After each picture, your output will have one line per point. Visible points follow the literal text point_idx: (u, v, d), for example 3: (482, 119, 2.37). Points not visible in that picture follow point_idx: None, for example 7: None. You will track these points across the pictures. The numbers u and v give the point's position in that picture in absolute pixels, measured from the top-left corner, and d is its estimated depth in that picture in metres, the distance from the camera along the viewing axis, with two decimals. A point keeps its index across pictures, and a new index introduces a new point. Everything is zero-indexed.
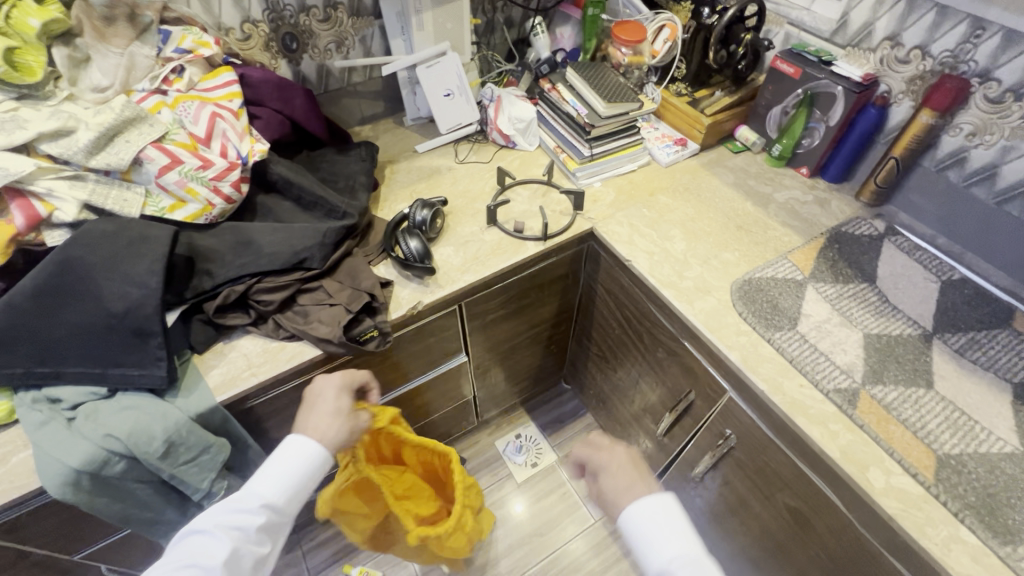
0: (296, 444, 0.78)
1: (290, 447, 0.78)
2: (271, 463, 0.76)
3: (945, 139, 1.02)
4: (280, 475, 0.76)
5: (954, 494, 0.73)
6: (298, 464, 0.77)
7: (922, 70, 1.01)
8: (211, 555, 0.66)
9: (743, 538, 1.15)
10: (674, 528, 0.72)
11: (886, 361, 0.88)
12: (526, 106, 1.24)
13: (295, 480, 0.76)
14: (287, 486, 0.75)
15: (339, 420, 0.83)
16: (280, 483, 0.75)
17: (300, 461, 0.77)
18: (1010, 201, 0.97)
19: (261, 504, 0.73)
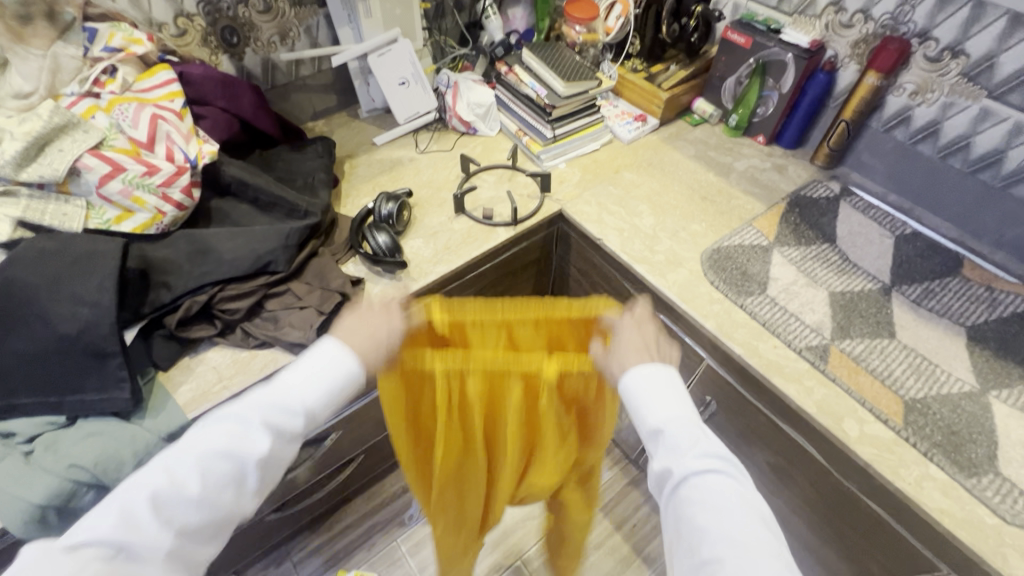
0: (333, 352, 0.64)
1: (327, 351, 0.64)
2: (295, 371, 0.63)
3: (890, 100, 1.06)
4: (321, 379, 0.62)
5: (921, 435, 0.77)
6: (332, 365, 0.63)
7: (866, 34, 1.04)
8: (250, 447, 0.57)
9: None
10: (666, 393, 0.62)
11: (851, 316, 0.91)
12: (484, 90, 1.22)
13: (324, 389, 0.62)
14: (315, 388, 0.62)
15: (389, 337, 0.64)
16: (319, 383, 0.62)
17: (330, 357, 0.63)
18: (952, 155, 1.01)
19: (288, 416, 0.60)
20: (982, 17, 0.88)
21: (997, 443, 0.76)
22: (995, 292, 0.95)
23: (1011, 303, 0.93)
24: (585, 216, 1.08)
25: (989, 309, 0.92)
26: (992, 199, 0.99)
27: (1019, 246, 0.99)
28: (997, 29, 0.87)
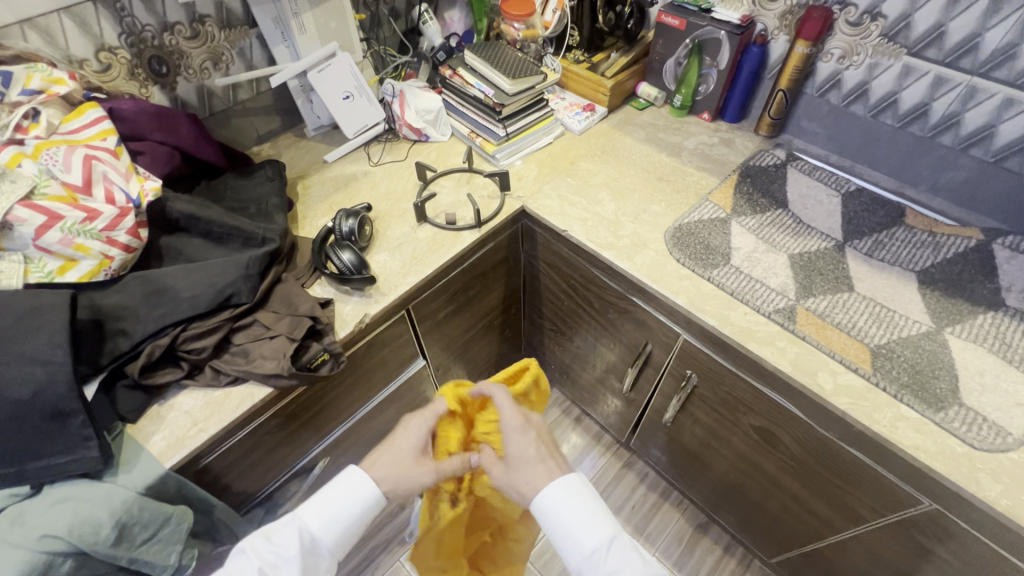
0: (353, 484, 0.74)
1: (352, 475, 0.75)
2: (331, 493, 0.74)
3: (821, 66, 1.10)
4: (329, 506, 0.73)
5: (890, 379, 0.81)
6: (364, 495, 0.74)
7: (790, 5, 1.08)
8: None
9: (719, 467, 1.23)
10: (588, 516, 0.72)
11: (812, 275, 0.95)
12: (431, 96, 1.22)
13: (344, 518, 0.73)
14: (335, 517, 0.73)
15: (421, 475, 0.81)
16: (328, 510, 0.73)
17: (364, 492, 0.74)
18: (882, 112, 1.07)
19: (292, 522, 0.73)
20: None
21: (957, 376, 0.81)
22: (937, 235, 1.00)
23: (952, 244, 0.98)
24: (548, 210, 1.09)
25: (934, 252, 0.98)
26: (924, 149, 1.05)
27: (953, 190, 1.05)
28: None
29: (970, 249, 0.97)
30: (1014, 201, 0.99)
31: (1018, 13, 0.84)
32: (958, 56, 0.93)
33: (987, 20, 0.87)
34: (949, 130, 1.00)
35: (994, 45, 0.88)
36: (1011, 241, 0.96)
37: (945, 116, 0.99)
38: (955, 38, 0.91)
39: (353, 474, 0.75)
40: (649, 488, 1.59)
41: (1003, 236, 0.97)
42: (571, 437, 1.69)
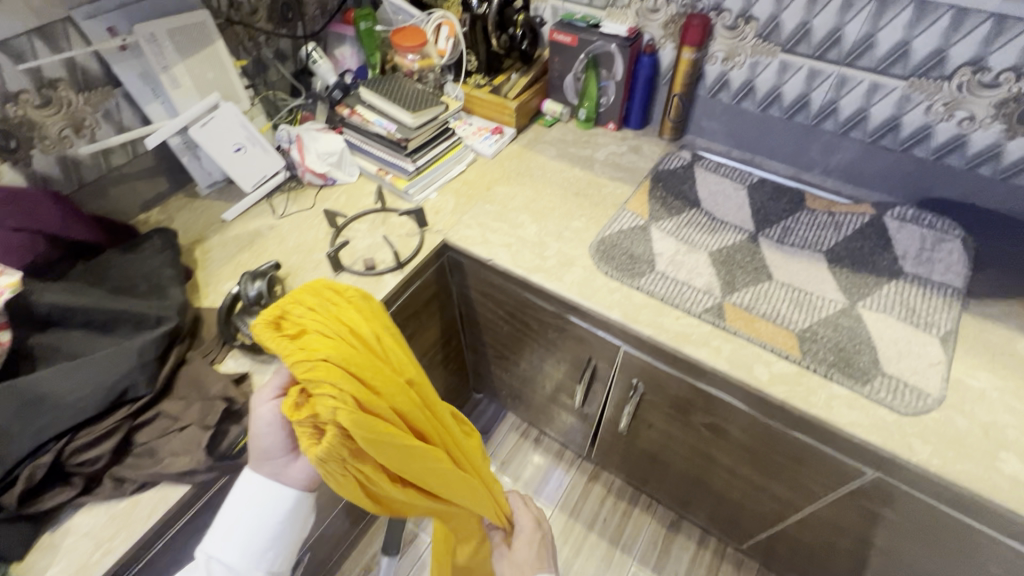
0: (247, 482, 0.67)
1: (245, 477, 0.68)
2: (226, 513, 0.67)
3: (708, 69, 1.15)
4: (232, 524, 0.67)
5: (818, 360, 0.84)
6: (266, 494, 0.67)
7: (671, 14, 1.12)
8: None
9: (678, 463, 1.23)
10: None
11: (733, 270, 0.98)
12: (331, 137, 1.15)
13: (252, 526, 0.66)
14: (241, 532, 0.66)
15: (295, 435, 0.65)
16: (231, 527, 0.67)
17: (263, 491, 0.67)
18: (770, 106, 1.13)
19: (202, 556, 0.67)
20: None
21: (876, 347, 0.85)
22: (836, 215, 1.07)
23: (850, 221, 1.04)
24: (470, 240, 1.06)
25: (836, 232, 1.04)
26: (812, 136, 1.12)
27: (844, 170, 1.13)
28: None
29: (865, 224, 1.03)
30: (897, 174, 1.07)
31: (868, 7, 0.91)
32: (826, 49, 0.99)
33: (844, 15, 0.94)
34: (830, 117, 1.07)
35: (854, 36, 0.95)
36: (899, 211, 1.03)
37: (824, 104, 1.06)
38: (820, 33, 0.98)
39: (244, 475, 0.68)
40: (618, 495, 1.58)
41: (892, 208, 1.04)
42: (534, 459, 1.66)
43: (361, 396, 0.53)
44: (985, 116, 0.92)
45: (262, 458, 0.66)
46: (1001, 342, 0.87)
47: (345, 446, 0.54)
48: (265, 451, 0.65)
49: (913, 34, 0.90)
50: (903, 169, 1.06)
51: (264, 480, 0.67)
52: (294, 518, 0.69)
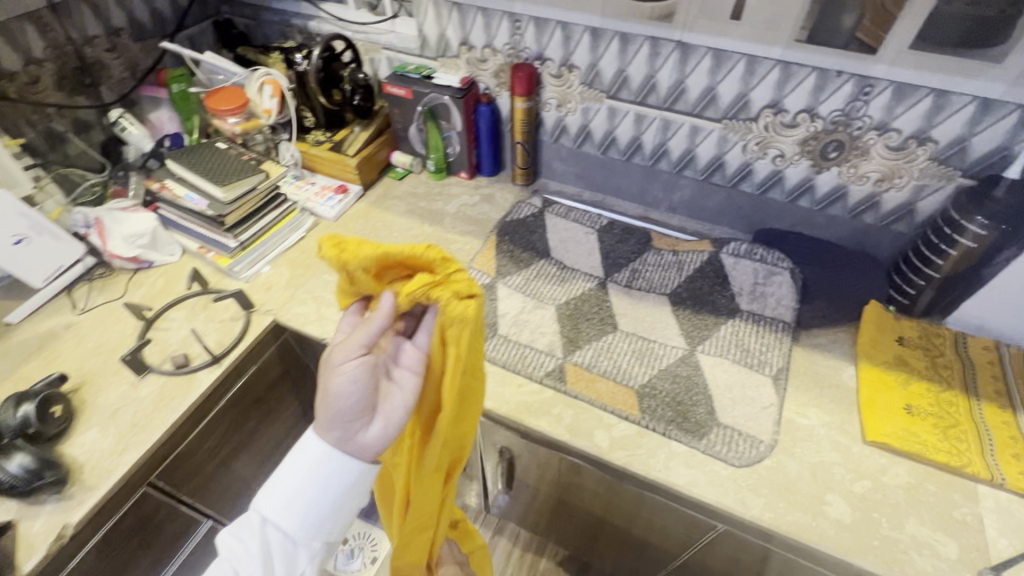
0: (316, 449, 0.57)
1: (309, 439, 0.57)
2: (285, 472, 0.57)
3: (545, 116, 1.14)
4: (285, 491, 0.57)
5: (656, 417, 0.82)
6: (334, 462, 0.57)
7: (500, 64, 1.10)
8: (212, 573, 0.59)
9: (579, 513, 1.08)
10: None
11: (578, 323, 0.96)
12: (139, 218, 1.03)
13: (315, 494, 0.57)
14: (288, 501, 0.57)
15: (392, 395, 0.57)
16: (311, 484, 0.57)
17: (328, 462, 0.57)
18: (609, 148, 1.13)
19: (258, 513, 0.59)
20: (571, 35, 0.98)
21: (712, 396, 0.84)
22: (680, 254, 1.07)
23: (692, 260, 1.05)
24: (304, 318, 0.97)
25: (678, 273, 1.04)
26: (652, 176, 1.12)
27: (686, 207, 1.14)
28: (586, 43, 0.98)
29: (704, 263, 1.04)
30: (731, 209, 1.09)
31: (673, 55, 0.92)
32: (645, 95, 1.00)
33: (653, 63, 0.95)
34: (664, 157, 1.08)
35: (666, 83, 0.96)
36: (734, 247, 1.04)
37: (655, 146, 1.07)
38: (637, 80, 0.99)
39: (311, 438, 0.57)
40: (524, 548, 1.52)
41: (728, 244, 1.05)
42: None
43: (476, 340, 0.60)
44: (792, 153, 0.95)
45: (335, 421, 0.55)
46: (828, 373, 0.89)
47: (471, 364, 0.60)
48: (331, 418, 0.54)
49: (717, 81, 0.92)
50: (735, 204, 1.08)
51: (330, 450, 0.56)
52: (354, 492, 0.59)
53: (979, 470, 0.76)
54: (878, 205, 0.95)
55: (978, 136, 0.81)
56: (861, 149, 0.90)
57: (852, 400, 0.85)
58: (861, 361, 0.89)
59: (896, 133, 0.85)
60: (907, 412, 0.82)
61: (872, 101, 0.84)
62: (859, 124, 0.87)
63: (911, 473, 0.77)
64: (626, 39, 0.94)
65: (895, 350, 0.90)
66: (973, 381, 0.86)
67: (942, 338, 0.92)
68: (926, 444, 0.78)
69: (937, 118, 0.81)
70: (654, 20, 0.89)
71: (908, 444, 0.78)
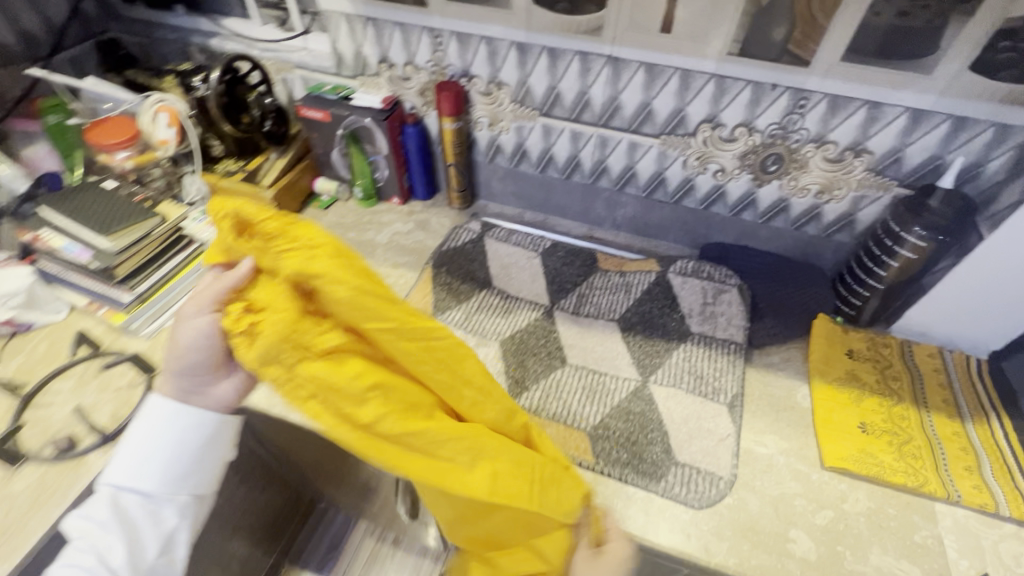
0: (158, 405, 0.53)
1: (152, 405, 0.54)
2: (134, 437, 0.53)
3: (478, 135, 1.07)
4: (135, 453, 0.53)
5: (611, 461, 0.76)
6: (181, 416, 0.53)
7: (424, 82, 1.02)
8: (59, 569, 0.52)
9: None
10: None
11: (524, 360, 0.89)
12: (12, 275, 0.88)
13: (171, 451, 0.53)
14: (138, 464, 0.53)
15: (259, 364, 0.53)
16: (162, 437, 0.53)
17: (180, 417, 0.53)
18: (547, 167, 1.07)
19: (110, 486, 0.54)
20: (497, 50, 0.91)
21: (667, 431, 0.80)
22: (627, 275, 1.02)
23: (640, 281, 1.00)
24: None
25: (627, 296, 0.99)
26: (593, 194, 1.07)
27: (630, 224, 1.10)
28: (514, 58, 0.91)
29: (652, 284, 0.99)
30: (675, 225, 1.06)
31: (605, 70, 0.87)
32: (579, 111, 0.94)
33: (585, 78, 0.89)
34: (604, 175, 1.03)
35: (601, 98, 0.91)
36: (680, 266, 1.00)
37: (594, 163, 1.02)
38: (570, 96, 0.93)
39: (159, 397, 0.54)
40: None
41: (674, 263, 1.01)
42: None
43: (363, 303, 0.43)
44: (733, 168, 0.92)
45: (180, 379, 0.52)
46: (783, 395, 0.86)
47: (340, 362, 0.43)
48: (176, 375, 0.51)
49: (651, 96, 0.87)
50: (679, 219, 1.04)
51: (177, 406, 0.54)
52: (218, 446, 0.56)
53: (935, 488, 0.74)
54: (819, 216, 0.94)
55: (911, 146, 0.80)
56: (800, 162, 0.87)
57: (808, 422, 0.83)
58: (814, 379, 0.87)
59: (833, 145, 0.83)
60: (863, 431, 0.80)
61: (807, 114, 0.81)
62: (797, 136, 0.84)
63: (871, 496, 0.75)
64: (555, 53, 0.88)
65: (847, 364, 0.88)
66: (922, 392, 0.85)
67: (889, 348, 0.91)
68: (883, 464, 0.76)
69: (872, 129, 0.80)
70: (583, 34, 0.84)
71: (866, 467, 0.76)
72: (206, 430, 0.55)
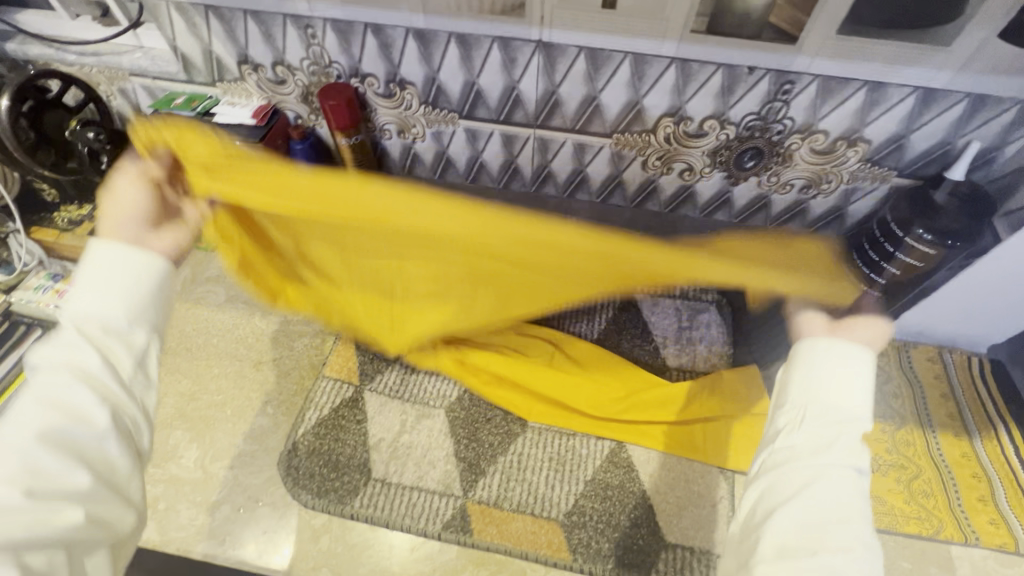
0: (109, 248, 0.45)
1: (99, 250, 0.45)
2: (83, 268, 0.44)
3: (387, 144, 0.85)
4: (102, 283, 0.43)
5: (592, 556, 0.64)
6: (136, 264, 0.45)
7: (305, 85, 0.78)
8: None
9: None
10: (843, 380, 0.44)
11: (476, 428, 0.74)
12: None
13: (124, 290, 0.44)
14: (104, 288, 0.43)
15: (143, 208, 0.48)
16: (116, 281, 0.44)
17: (131, 258, 0.45)
18: (479, 177, 0.87)
19: (75, 322, 0.42)
20: (391, 41, 0.69)
21: (651, 505, 0.68)
22: (589, 300, 0.85)
23: (603, 305, 0.84)
24: None
25: (589, 326, 0.83)
26: None
27: None
28: (415, 50, 0.69)
29: (618, 309, 0.84)
30: None
31: (534, 60, 0.67)
32: (510, 110, 0.74)
33: (511, 70, 0.69)
34: (549, 181, 0.84)
35: (534, 94, 0.71)
36: None
37: (536, 169, 0.82)
38: (494, 93, 0.72)
39: (108, 248, 0.45)
40: None
41: None
42: None
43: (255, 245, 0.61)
44: (703, 166, 0.75)
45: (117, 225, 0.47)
46: None
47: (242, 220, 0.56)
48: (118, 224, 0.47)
49: (598, 88, 0.68)
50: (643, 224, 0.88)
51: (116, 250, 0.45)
52: (162, 296, 0.46)
53: (950, 532, 0.66)
54: (804, 212, 0.79)
55: (917, 132, 0.65)
56: (783, 156, 0.71)
57: None
58: None
59: (823, 135, 0.68)
60: None
61: (792, 101, 0.65)
62: (779, 128, 0.68)
63: (882, 550, 0.66)
64: (467, 41, 0.67)
65: None
66: (925, 409, 0.75)
67: (886, 357, 0.80)
68: (893, 510, 0.67)
69: (872, 114, 0.64)
70: (502, 14, 0.63)
71: (877, 518, 0.67)
72: (164, 279, 0.46)
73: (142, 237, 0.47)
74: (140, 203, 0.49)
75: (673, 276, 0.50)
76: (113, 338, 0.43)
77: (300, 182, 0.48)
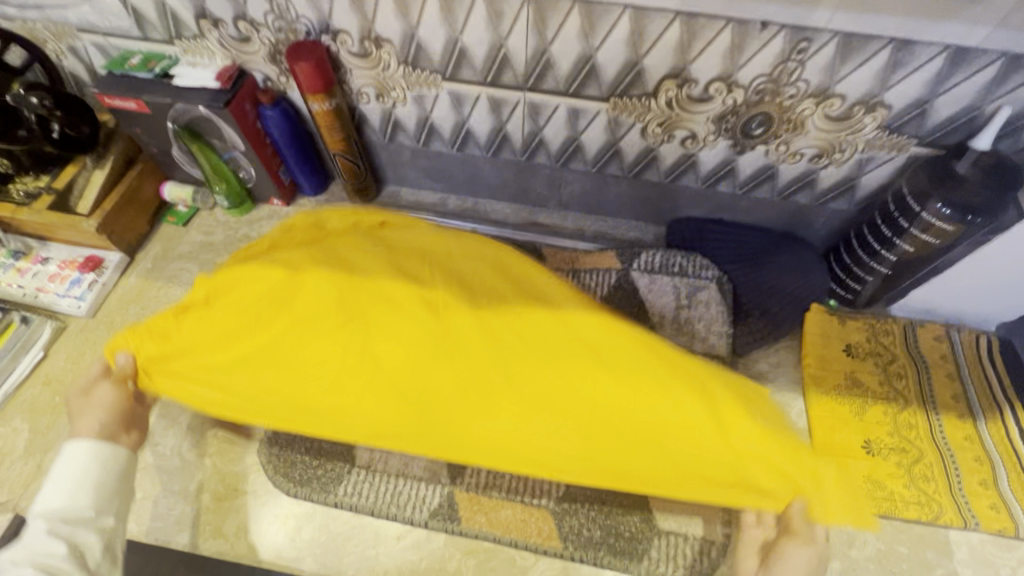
0: (86, 452, 0.51)
1: None
2: None
3: (366, 109, 0.78)
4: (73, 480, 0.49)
5: (584, 544, 0.63)
6: None
7: (271, 43, 0.71)
8: None
9: None
10: None
11: None
12: None
13: None
14: (76, 484, 0.49)
15: (113, 411, 0.55)
16: (86, 477, 0.50)
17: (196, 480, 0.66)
18: (466, 145, 0.81)
19: (42, 516, 0.47)
20: None
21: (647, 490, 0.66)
22: (582, 275, 0.80)
23: (597, 282, 0.80)
24: None
25: None
26: (529, 171, 0.83)
27: (581, 202, 0.88)
28: (390, 2, 0.62)
29: (613, 286, 0.79)
30: (635, 201, 0.84)
31: (522, 14, 0.60)
32: (496, 71, 0.67)
33: (497, 25, 0.62)
34: (540, 150, 0.78)
35: (524, 53, 0.64)
36: (646, 260, 0.80)
37: (526, 137, 0.77)
38: (479, 52, 0.65)
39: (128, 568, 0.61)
40: None
41: (638, 256, 0.81)
42: None
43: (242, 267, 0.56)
44: (707, 133, 0.70)
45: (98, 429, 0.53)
46: None
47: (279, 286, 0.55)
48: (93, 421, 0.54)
49: (594, 46, 0.62)
50: (640, 194, 0.83)
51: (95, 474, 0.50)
52: None
53: (950, 516, 0.64)
54: (813, 183, 0.74)
55: (942, 96, 0.59)
56: (794, 123, 0.66)
57: None
58: (810, 391, 0.73)
59: (839, 99, 0.62)
60: (868, 453, 0.68)
61: (808, 61, 0.58)
62: (791, 91, 0.62)
63: (879, 536, 0.64)
64: None
65: (845, 367, 0.74)
66: (930, 390, 0.73)
67: (891, 335, 0.77)
68: (892, 496, 0.66)
69: (895, 76, 0.58)
70: None
71: (875, 503, 0.65)
72: (127, 468, 0.53)
73: (112, 433, 0.54)
74: (105, 428, 0.53)
75: (584, 436, 0.49)
76: (83, 527, 0.48)
77: (239, 385, 0.53)
